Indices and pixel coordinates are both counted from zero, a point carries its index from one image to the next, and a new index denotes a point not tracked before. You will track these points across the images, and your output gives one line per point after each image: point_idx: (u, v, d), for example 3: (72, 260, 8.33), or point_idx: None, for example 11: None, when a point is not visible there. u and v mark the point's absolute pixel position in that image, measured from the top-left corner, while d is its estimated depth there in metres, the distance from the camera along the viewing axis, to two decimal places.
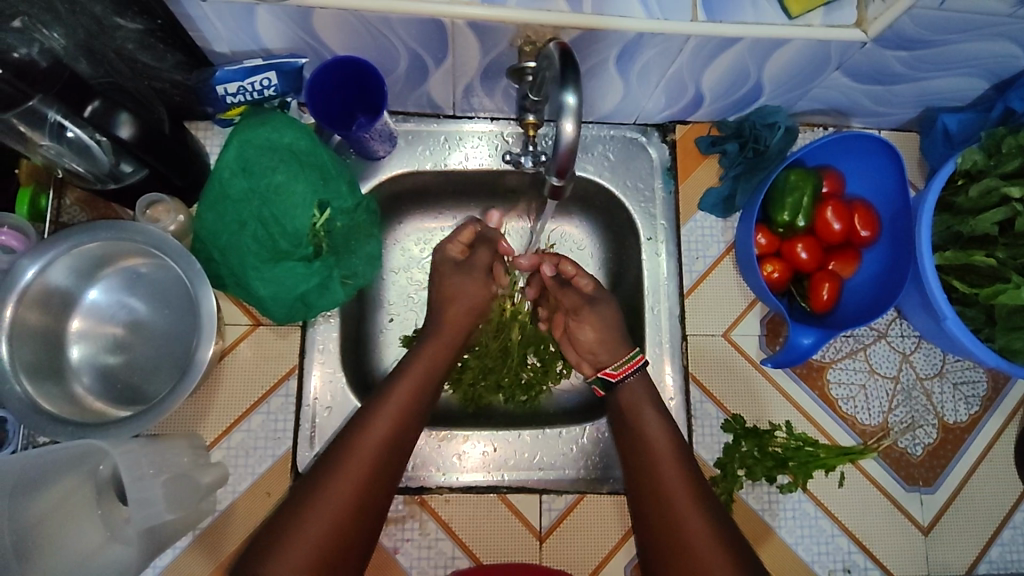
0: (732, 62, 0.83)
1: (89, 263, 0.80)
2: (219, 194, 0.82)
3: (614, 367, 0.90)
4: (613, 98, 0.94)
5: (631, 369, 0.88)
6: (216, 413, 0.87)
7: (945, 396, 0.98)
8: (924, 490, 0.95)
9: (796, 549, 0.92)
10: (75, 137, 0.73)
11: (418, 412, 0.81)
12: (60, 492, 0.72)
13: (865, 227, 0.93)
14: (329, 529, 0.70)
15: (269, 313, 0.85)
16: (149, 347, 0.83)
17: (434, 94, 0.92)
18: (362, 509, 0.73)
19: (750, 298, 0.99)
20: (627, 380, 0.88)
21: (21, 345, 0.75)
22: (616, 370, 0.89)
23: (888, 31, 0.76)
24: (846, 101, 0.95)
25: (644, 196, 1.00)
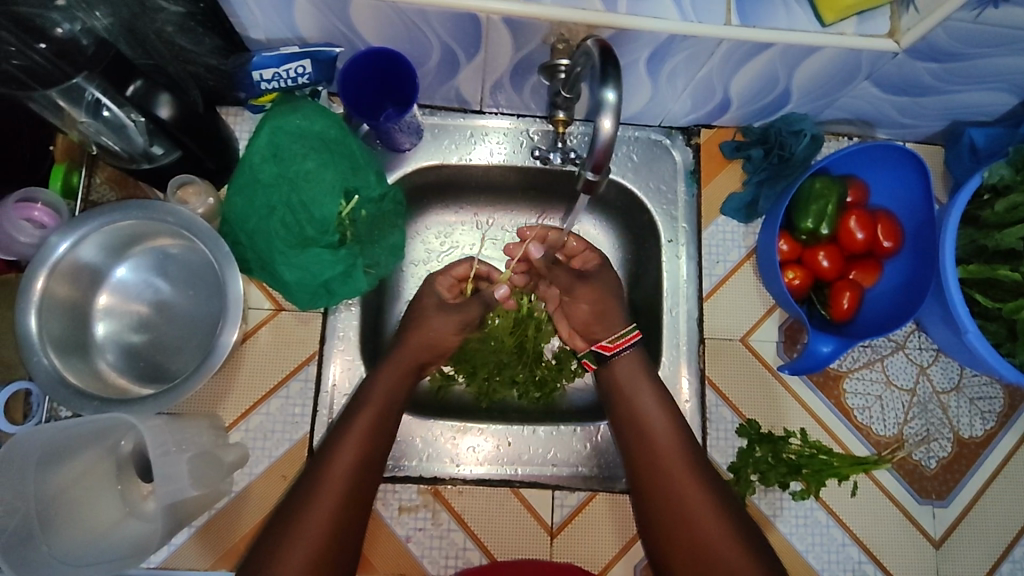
0: (762, 68, 0.83)
1: (119, 241, 0.81)
2: (251, 179, 0.83)
3: (609, 340, 0.90)
4: (639, 100, 0.94)
5: (626, 344, 0.89)
6: (236, 394, 0.88)
7: (960, 411, 0.97)
8: (937, 503, 0.95)
9: (806, 556, 0.92)
10: (111, 115, 0.74)
11: (399, 397, 0.85)
12: (85, 463, 0.75)
13: (888, 237, 0.93)
14: (330, 520, 0.74)
15: (294, 298, 0.86)
16: (174, 327, 0.84)
17: (462, 89, 0.92)
18: (357, 494, 0.77)
19: (769, 304, 0.99)
20: (621, 354, 0.89)
21: (50, 318, 0.77)
22: (611, 344, 0.90)
23: (921, 42, 0.76)
24: (872, 111, 0.95)
25: (667, 198, 1.00)
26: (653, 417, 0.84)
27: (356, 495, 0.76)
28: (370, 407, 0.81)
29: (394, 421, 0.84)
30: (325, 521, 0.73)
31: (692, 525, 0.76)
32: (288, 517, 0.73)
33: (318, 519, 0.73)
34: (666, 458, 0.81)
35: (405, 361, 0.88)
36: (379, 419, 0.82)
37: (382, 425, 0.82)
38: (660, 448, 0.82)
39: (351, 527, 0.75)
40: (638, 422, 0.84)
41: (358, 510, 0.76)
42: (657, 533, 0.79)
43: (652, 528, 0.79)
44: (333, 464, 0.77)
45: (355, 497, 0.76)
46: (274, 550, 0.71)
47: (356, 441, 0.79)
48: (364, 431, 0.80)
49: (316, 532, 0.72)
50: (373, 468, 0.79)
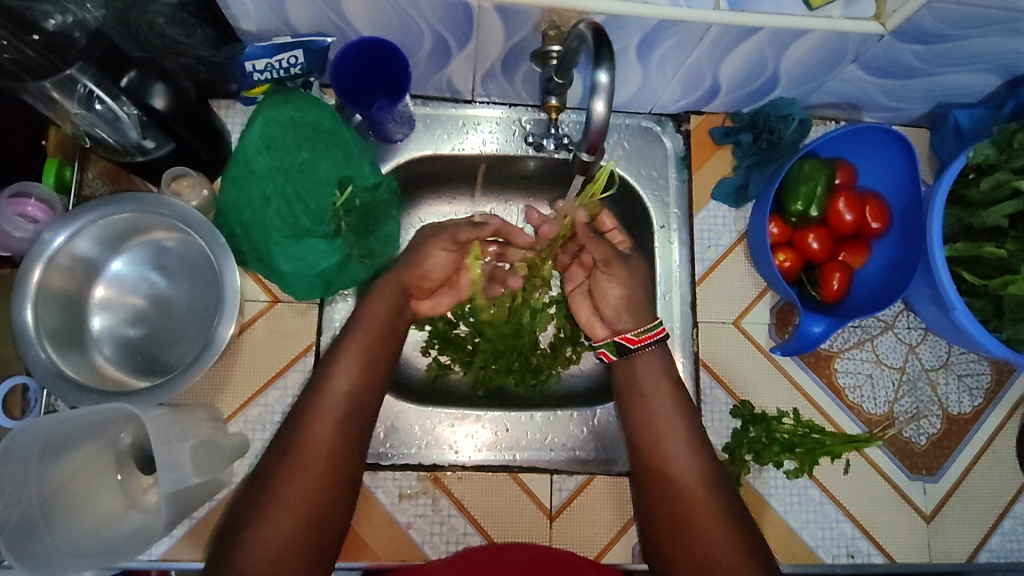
0: (751, 52, 0.85)
1: (115, 234, 0.81)
2: (244, 170, 0.83)
3: (634, 333, 0.88)
4: (631, 86, 0.95)
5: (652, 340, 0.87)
6: (234, 386, 0.88)
7: (949, 388, 0.99)
8: (927, 479, 0.97)
9: (801, 534, 0.93)
10: (104, 108, 0.74)
11: (378, 360, 0.82)
12: (82, 459, 0.76)
13: (876, 219, 0.95)
14: (318, 480, 0.73)
15: (290, 289, 0.86)
16: (171, 320, 0.84)
17: (454, 78, 0.93)
18: (343, 460, 0.75)
19: (761, 286, 1.00)
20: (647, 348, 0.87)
21: (47, 311, 0.77)
22: (635, 337, 0.87)
23: (905, 24, 0.77)
24: (859, 94, 0.97)
25: (658, 184, 1.02)
26: (655, 407, 0.85)
27: (328, 501, 0.73)
28: (348, 373, 0.79)
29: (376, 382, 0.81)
30: (288, 528, 0.70)
31: (687, 492, 0.79)
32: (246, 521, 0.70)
33: (280, 524, 0.70)
34: (662, 426, 0.83)
35: (386, 318, 0.85)
36: (362, 386, 0.79)
37: (353, 420, 0.77)
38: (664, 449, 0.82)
39: (341, 495, 0.74)
40: (643, 394, 0.86)
41: (351, 474, 0.76)
42: (653, 509, 0.80)
43: (647, 486, 0.82)
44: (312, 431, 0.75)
45: (342, 462, 0.75)
46: (258, 515, 0.70)
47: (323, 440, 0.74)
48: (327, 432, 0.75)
49: (298, 506, 0.71)
50: (345, 471, 0.75)
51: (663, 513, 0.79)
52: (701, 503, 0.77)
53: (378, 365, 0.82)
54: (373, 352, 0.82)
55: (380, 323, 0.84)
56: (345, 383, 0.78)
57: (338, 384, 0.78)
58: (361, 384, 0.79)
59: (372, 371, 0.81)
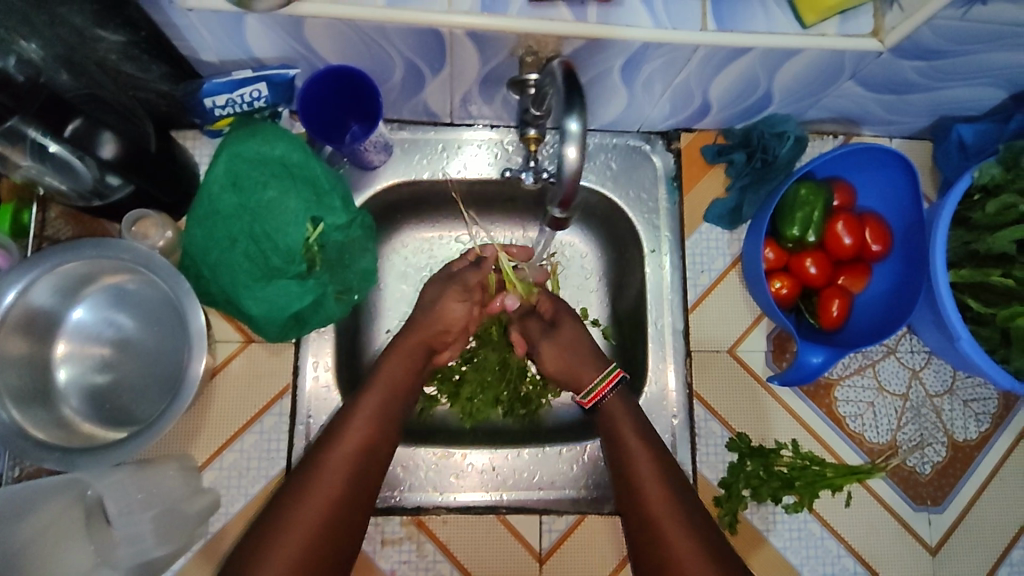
0: (742, 71, 0.80)
1: (73, 281, 0.77)
2: (209, 210, 0.79)
3: (587, 391, 0.86)
4: (617, 107, 0.91)
5: (609, 386, 0.85)
6: (208, 432, 0.84)
7: (954, 414, 0.96)
8: (932, 509, 0.93)
9: (801, 570, 0.90)
10: (57, 153, 0.69)
11: (389, 415, 0.80)
12: (48, 515, 0.69)
13: (876, 241, 0.90)
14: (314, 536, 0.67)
15: (262, 331, 0.82)
16: (139, 367, 0.81)
17: (431, 102, 0.89)
18: (343, 518, 0.71)
19: (757, 313, 0.96)
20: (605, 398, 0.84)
21: (7, 370, 0.73)
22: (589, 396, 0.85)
23: (906, 41, 0.72)
24: (857, 109, 0.92)
25: (648, 207, 0.97)
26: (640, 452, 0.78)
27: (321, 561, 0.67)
28: (360, 426, 0.76)
29: (388, 439, 0.79)
30: None
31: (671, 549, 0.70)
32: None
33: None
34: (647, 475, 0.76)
35: (396, 370, 0.83)
36: (370, 442, 0.76)
37: (360, 479, 0.74)
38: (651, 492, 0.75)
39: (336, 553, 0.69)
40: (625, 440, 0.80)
41: (346, 532, 0.71)
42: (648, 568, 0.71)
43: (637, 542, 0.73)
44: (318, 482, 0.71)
45: (343, 519, 0.70)
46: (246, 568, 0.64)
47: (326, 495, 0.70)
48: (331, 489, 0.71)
49: (292, 559, 0.65)
50: (345, 533, 0.70)
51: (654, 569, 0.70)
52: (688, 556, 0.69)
53: (390, 424, 0.79)
54: (386, 410, 0.80)
55: (392, 378, 0.82)
56: (359, 436, 0.76)
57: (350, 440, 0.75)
58: (371, 442, 0.76)
59: (386, 425, 0.79)
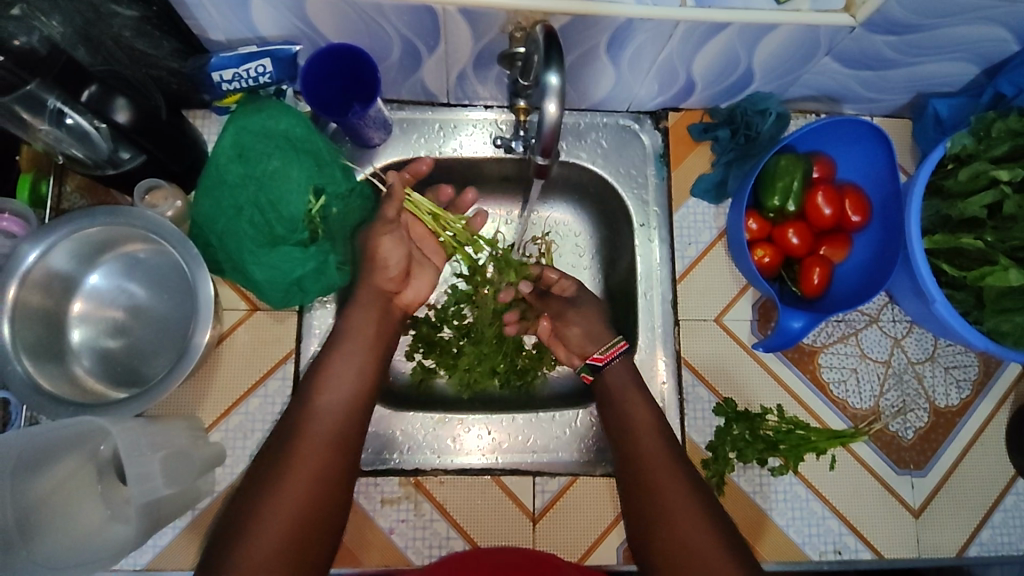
0: (721, 47, 0.84)
1: (90, 248, 0.82)
2: (217, 180, 0.84)
3: (600, 351, 0.89)
4: (605, 85, 0.95)
5: (615, 353, 0.88)
6: (214, 395, 0.88)
7: (935, 381, 0.99)
8: (915, 473, 0.96)
9: (787, 531, 0.93)
10: (74, 123, 0.74)
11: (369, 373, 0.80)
12: (63, 470, 0.73)
13: (856, 212, 0.94)
14: (310, 492, 0.71)
15: (266, 297, 0.86)
16: (149, 331, 0.85)
17: (428, 81, 0.93)
18: (336, 473, 0.73)
19: (743, 283, 0.99)
20: (612, 363, 0.88)
21: (25, 326, 0.77)
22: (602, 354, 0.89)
23: (876, 15, 0.76)
24: (837, 87, 0.96)
25: (637, 182, 1.01)
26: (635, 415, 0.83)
27: (318, 521, 0.71)
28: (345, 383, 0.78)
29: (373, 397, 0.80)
30: (279, 538, 0.68)
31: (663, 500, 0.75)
32: (230, 542, 0.67)
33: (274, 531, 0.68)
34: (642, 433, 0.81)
35: (372, 323, 0.83)
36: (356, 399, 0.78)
37: (348, 433, 0.76)
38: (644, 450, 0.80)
39: (333, 506, 0.73)
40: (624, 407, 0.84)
41: (342, 485, 0.74)
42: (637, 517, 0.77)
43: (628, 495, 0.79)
44: (306, 441, 0.73)
45: (337, 474, 0.73)
46: (248, 522, 0.68)
47: (314, 459, 0.72)
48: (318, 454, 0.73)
49: (290, 515, 0.69)
50: (339, 485, 0.73)
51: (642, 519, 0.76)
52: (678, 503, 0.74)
53: (372, 385, 0.80)
54: (370, 371, 0.80)
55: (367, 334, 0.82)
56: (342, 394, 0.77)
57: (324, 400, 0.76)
58: (352, 404, 0.77)
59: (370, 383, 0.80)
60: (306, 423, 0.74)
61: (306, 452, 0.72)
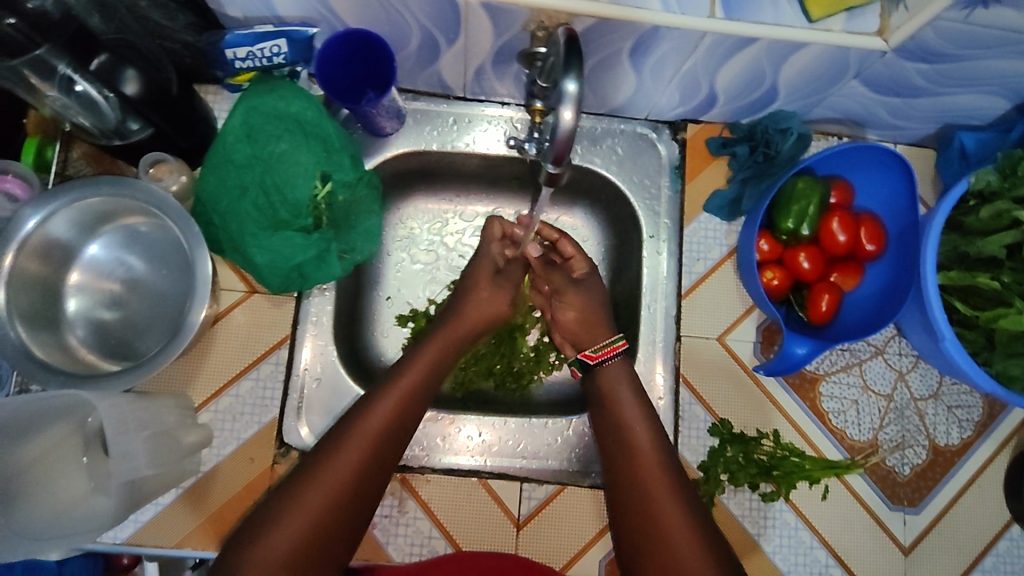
0: (748, 62, 0.82)
1: (91, 217, 0.81)
2: (223, 159, 0.83)
3: (593, 350, 0.89)
4: (626, 91, 0.93)
5: (609, 355, 0.88)
6: (205, 374, 0.87)
7: (937, 419, 0.97)
8: (908, 510, 0.94)
9: (773, 558, 0.91)
10: (83, 91, 0.74)
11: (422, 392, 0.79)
12: (50, 440, 0.73)
13: (871, 241, 0.92)
14: (336, 498, 0.68)
15: (265, 281, 0.85)
16: (145, 306, 0.84)
17: (445, 74, 0.91)
18: (367, 485, 0.70)
19: (749, 304, 0.98)
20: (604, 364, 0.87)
21: (20, 292, 0.76)
22: (595, 353, 0.88)
23: (910, 41, 0.74)
24: (862, 111, 0.94)
25: (650, 193, 0.99)
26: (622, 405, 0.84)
27: (334, 530, 0.67)
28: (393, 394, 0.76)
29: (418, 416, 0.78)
30: (295, 539, 0.64)
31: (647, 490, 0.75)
32: (244, 540, 0.64)
33: (291, 529, 0.65)
34: (629, 422, 0.82)
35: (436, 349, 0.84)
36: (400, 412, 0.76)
37: (389, 446, 0.74)
38: (631, 439, 0.80)
39: (355, 518, 0.69)
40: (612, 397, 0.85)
41: (369, 497, 0.71)
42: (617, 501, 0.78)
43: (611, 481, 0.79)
44: (347, 447, 0.71)
45: (365, 483, 0.70)
46: (269, 516, 0.66)
47: (350, 464, 0.70)
48: (352, 463, 0.70)
49: (310, 517, 0.66)
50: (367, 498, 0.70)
51: (621, 506, 0.77)
52: (662, 494, 0.75)
53: (420, 405, 0.78)
54: (420, 390, 0.79)
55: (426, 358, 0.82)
56: (390, 407, 0.75)
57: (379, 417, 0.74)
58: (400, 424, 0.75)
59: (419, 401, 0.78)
60: (351, 430, 0.72)
61: (344, 462, 0.70)
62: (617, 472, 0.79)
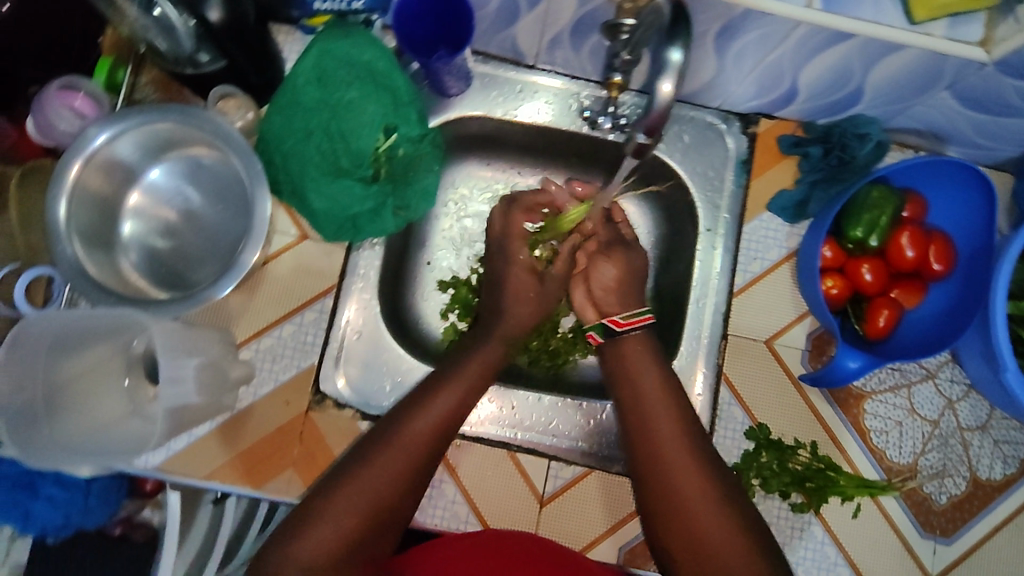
0: (837, 60, 0.79)
1: (156, 143, 0.80)
2: (292, 100, 0.82)
3: (621, 317, 0.85)
4: (702, 77, 0.90)
5: (637, 323, 0.85)
6: (249, 313, 0.87)
7: (982, 452, 0.94)
8: (939, 540, 0.92)
9: (796, 569, 0.90)
10: (161, 14, 0.72)
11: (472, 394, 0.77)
12: (96, 357, 0.75)
13: (939, 260, 0.89)
14: (389, 495, 0.67)
15: (320, 228, 0.85)
16: (199, 238, 0.84)
17: (520, 39, 0.89)
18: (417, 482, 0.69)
19: (801, 310, 0.95)
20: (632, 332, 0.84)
21: (81, 208, 0.76)
22: (622, 320, 0.85)
23: (1014, 56, 0.70)
24: (946, 125, 0.90)
25: (713, 185, 0.96)
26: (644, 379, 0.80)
27: (385, 524, 0.66)
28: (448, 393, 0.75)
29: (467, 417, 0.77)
30: (349, 532, 0.64)
31: (669, 467, 0.72)
32: (297, 528, 0.63)
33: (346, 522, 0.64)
34: (650, 397, 0.78)
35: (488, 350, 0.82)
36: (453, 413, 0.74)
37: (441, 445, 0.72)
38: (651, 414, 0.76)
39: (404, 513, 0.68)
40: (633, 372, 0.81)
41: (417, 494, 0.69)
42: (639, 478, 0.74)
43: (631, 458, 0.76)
44: (399, 442, 0.69)
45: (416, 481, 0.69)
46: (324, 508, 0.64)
47: (403, 460, 0.68)
48: (408, 461, 0.69)
49: (363, 512, 0.65)
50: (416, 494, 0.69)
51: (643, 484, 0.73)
52: (687, 473, 0.71)
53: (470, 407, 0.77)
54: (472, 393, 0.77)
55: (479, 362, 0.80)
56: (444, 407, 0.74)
57: (427, 414, 0.73)
58: (449, 423, 0.73)
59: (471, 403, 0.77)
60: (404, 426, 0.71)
61: (391, 460, 0.68)
62: (637, 451, 0.75)
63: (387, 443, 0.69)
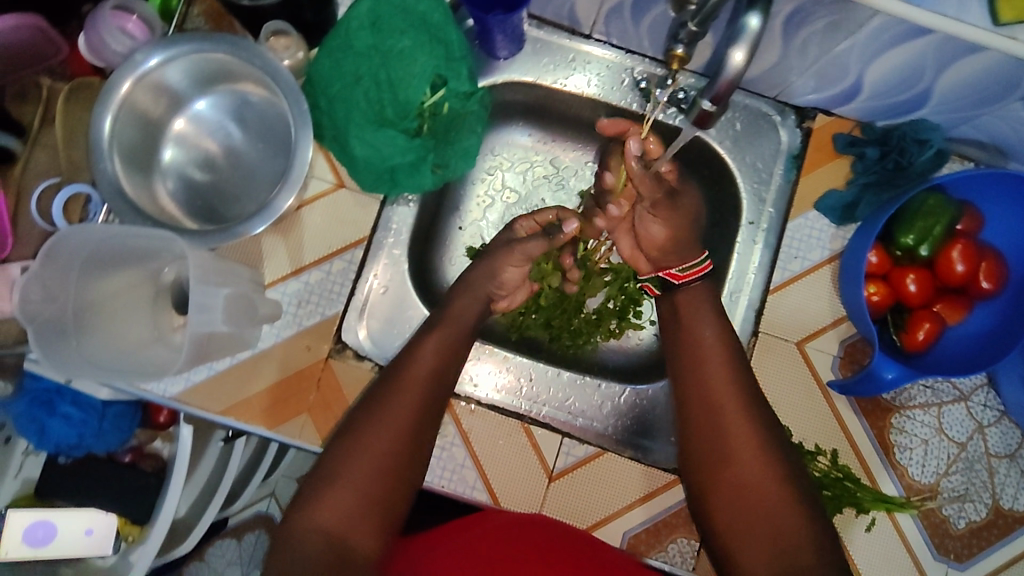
0: (910, 56, 0.75)
1: (206, 73, 0.80)
2: (343, 42, 0.80)
3: (679, 269, 0.85)
4: (762, 64, 0.86)
5: (695, 276, 0.84)
6: (279, 255, 0.87)
7: (1007, 480, 0.91)
8: (952, 564, 0.89)
9: None
10: None
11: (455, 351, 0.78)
12: (125, 282, 0.76)
13: (989, 279, 0.86)
14: (391, 448, 0.68)
15: (358, 177, 0.84)
16: (238, 174, 0.84)
17: (578, 6, 0.86)
18: (418, 435, 0.71)
19: (838, 315, 0.92)
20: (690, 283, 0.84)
21: (125, 127, 0.76)
22: (680, 273, 0.85)
23: None
24: (1012, 139, 0.85)
25: (760, 177, 0.94)
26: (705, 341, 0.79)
27: (398, 480, 0.68)
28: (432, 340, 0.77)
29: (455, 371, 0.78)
30: (359, 491, 0.65)
31: (727, 427, 0.72)
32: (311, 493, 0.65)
33: (356, 481, 0.65)
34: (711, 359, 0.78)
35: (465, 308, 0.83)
36: (439, 366, 0.76)
37: (432, 397, 0.74)
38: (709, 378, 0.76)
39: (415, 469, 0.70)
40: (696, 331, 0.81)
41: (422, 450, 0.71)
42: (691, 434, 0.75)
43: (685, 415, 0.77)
44: (392, 397, 0.71)
45: (418, 432, 0.71)
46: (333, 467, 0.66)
47: (401, 415, 0.70)
48: (405, 414, 0.71)
49: (372, 468, 0.66)
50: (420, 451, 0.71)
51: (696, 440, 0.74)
52: (742, 435, 0.72)
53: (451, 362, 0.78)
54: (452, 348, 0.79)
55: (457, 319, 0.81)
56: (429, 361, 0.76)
57: (418, 371, 0.75)
58: (438, 378, 0.76)
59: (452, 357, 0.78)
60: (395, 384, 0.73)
61: (390, 419, 0.70)
62: (694, 407, 0.76)
63: (382, 404, 0.71)
